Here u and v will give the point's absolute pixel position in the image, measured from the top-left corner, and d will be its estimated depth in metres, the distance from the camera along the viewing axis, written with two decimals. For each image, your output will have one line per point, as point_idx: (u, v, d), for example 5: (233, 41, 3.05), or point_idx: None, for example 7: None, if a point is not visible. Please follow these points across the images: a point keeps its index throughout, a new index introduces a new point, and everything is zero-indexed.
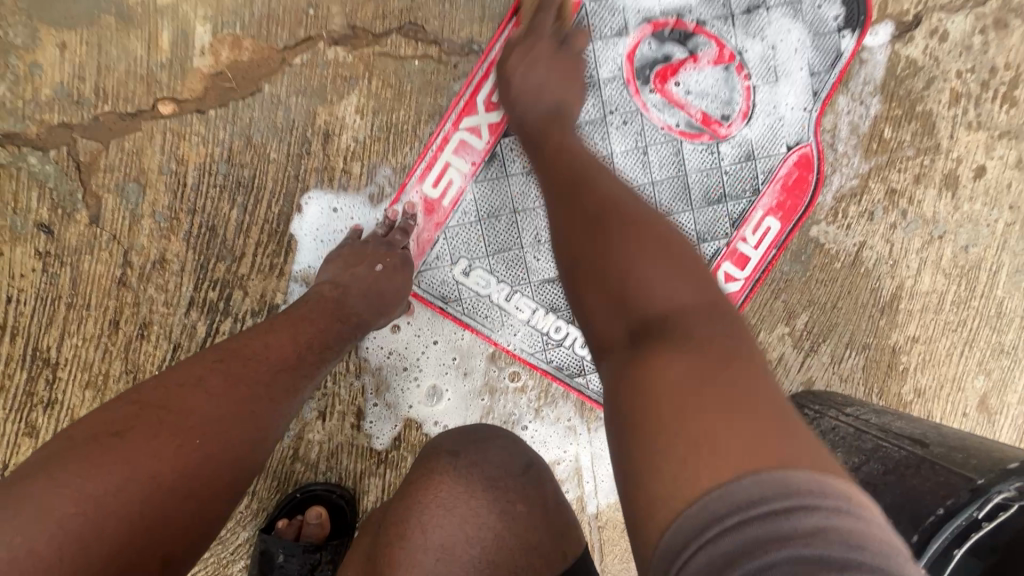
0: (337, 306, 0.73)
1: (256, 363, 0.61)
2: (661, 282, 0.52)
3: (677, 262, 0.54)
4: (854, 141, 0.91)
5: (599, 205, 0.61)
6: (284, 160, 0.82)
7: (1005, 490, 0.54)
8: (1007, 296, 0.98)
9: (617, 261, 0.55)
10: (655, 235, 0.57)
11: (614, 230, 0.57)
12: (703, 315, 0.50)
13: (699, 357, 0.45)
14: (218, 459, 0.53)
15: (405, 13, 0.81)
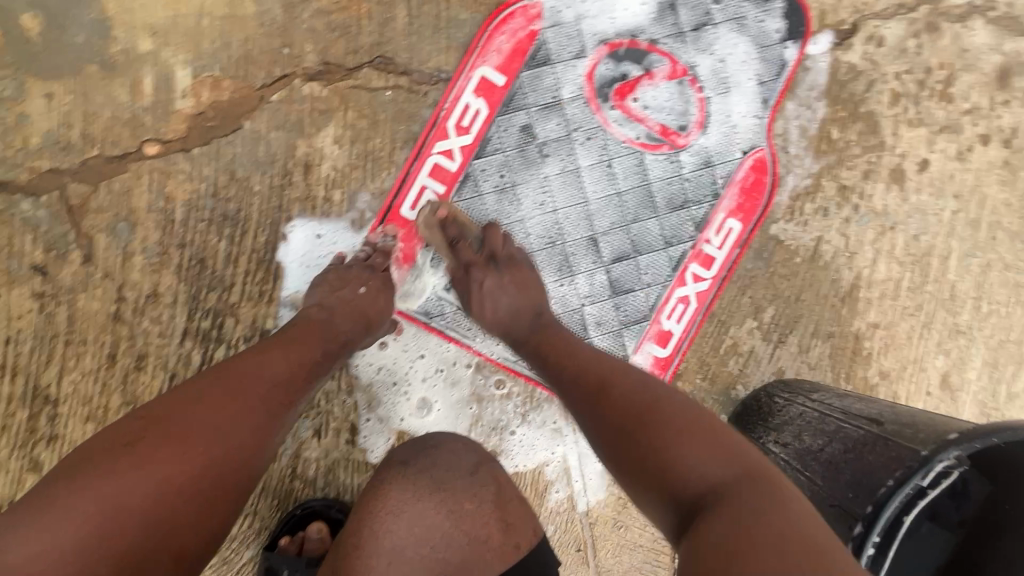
0: (325, 325, 0.76)
1: (252, 379, 0.63)
2: (703, 465, 0.57)
3: (715, 444, 0.59)
4: (804, 143, 0.97)
5: (628, 405, 0.65)
6: (267, 191, 0.86)
7: (945, 459, 0.59)
8: (959, 279, 1.04)
9: (656, 451, 0.59)
10: (695, 424, 0.61)
11: (649, 429, 0.62)
12: (742, 488, 0.54)
13: (745, 526, 0.49)
14: (219, 467, 0.56)
15: (375, 47, 0.86)
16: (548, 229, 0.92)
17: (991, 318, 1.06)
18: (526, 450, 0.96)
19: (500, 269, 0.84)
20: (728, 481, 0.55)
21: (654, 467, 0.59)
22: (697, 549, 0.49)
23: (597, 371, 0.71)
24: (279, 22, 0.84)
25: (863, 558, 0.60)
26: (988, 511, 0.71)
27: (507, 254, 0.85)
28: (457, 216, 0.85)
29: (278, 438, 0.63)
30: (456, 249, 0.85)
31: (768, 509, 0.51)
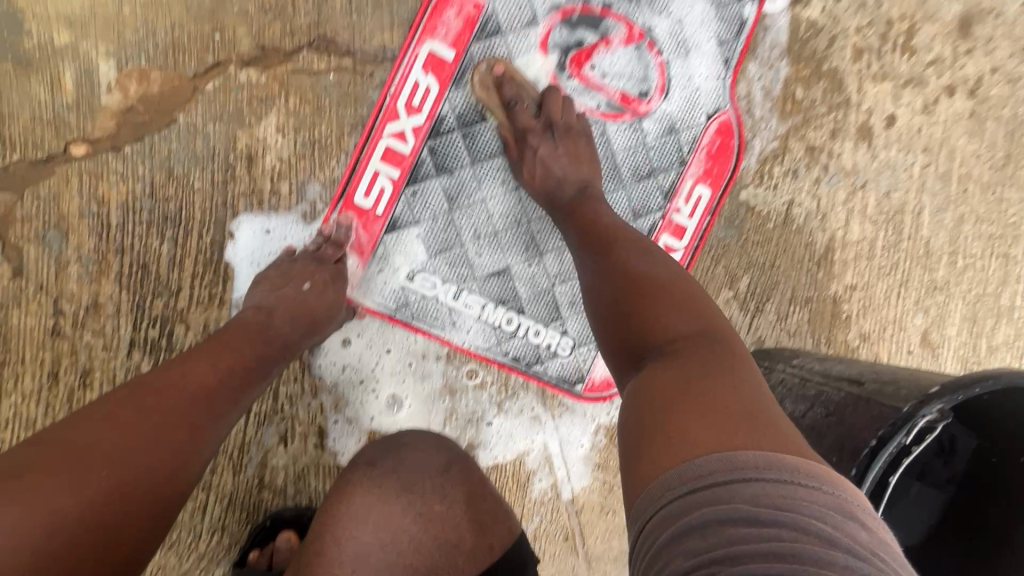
0: (261, 329, 0.71)
1: (173, 391, 0.59)
2: (676, 321, 0.60)
3: (689, 307, 0.62)
4: (769, 105, 0.95)
5: (631, 268, 0.67)
6: (209, 188, 0.81)
7: (927, 414, 0.57)
8: (932, 234, 1.03)
9: (649, 301, 0.62)
10: (681, 290, 0.64)
11: (648, 288, 0.64)
12: (702, 345, 0.58)
13: (695, 370, 0.54)
14: (129, 489, 0.52)
15: (313, 27, 0.81)
16: (511, 208, 0.88)
17: (967, 272, 1.04)
18: (505, 441, 0.93)
19: (550, 139, 0.83)
20: (698, 337, 0.58)
21: (637, 318, 0.62)
22: (647, 389, 0.54)
23: (608, 236, 0.73)
24: (206, 6, 0.79)
25: None
26: (978, 467, 0.72)
27: (564, 122, 0.84)
28: (514, 76, 0.85)
29: (207, 453, 0.59)
30: (514, 112, 0.84)
31: (727, 363, 0.55)
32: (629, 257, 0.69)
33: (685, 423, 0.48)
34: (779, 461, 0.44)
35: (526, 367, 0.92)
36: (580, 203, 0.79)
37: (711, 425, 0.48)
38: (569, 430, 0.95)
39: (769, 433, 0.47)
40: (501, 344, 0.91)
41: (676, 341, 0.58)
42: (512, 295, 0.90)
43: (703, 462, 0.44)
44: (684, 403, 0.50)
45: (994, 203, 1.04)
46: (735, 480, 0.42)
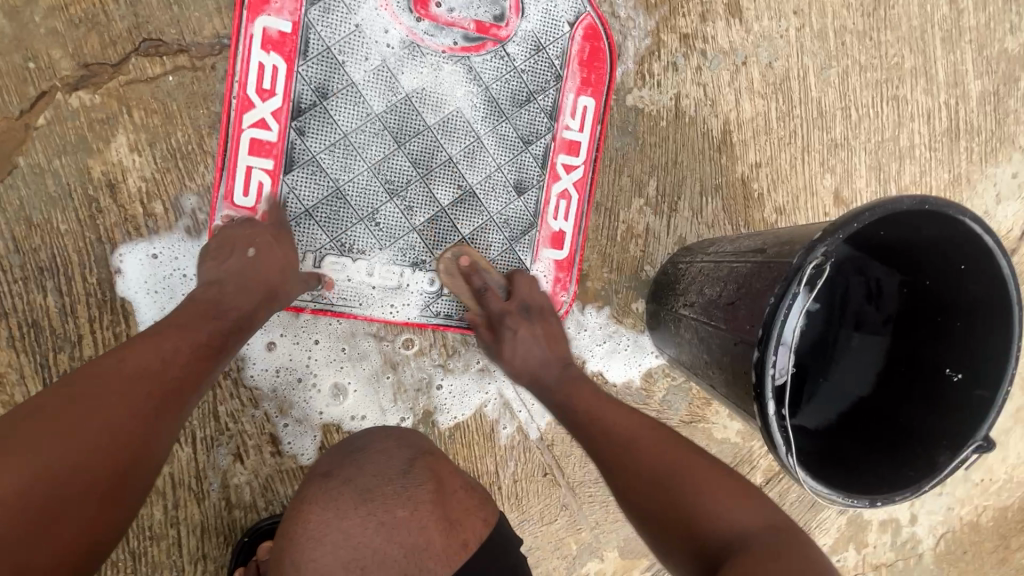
0: (209, 306, 0.68)
1: (109, 378, 0.57)
2: (725, 511, 0.59)
3: (737, 493, 0.62)
4: (632, 3, 0.93)
5: (664, 458, 0.67)
6: (78, 227, 0.77)
7: (813, 260, 0.59)
8: (822, 94, 1.04)
9: (688, 493, 0.62)
10: (714, 475, 0.64)
11: (676, 479, 0.64)
12: (770, 538, 0.56)
13: (770, 565, 0.52)
14: (62, 473, 0.50)
15: (134, 30, 0.76)
16: (401, 170, 0.86)
17: (863, 123, 1.07)
18: (459, 399, 0.93)
19: (512, 322, 0.84)
20: (761, 527, 0.58)
21: (682, 519, 0.61)
22: None
23: (620, 433, 0.71)
24: (9, 35, 0.73)
25: (766, 382, 0.60)
26: (904, 303, 0.80)
27: (535, 303, 0.87)
28: (478, 265, 0.87)
29: (160, 442, 0.58)
30: (484, 297, 0.86)
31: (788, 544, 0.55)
32: (650, 446, 0.68)
33: None
34: None
35: (461, 321, 0.92)
36: (569, 382, 0.80)
37: None
38: None
39: None
40: (430, 307, 0.90)
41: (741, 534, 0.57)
42: (427, 255, 0.89)
43: None
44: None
45: (874, 49, 1.06)
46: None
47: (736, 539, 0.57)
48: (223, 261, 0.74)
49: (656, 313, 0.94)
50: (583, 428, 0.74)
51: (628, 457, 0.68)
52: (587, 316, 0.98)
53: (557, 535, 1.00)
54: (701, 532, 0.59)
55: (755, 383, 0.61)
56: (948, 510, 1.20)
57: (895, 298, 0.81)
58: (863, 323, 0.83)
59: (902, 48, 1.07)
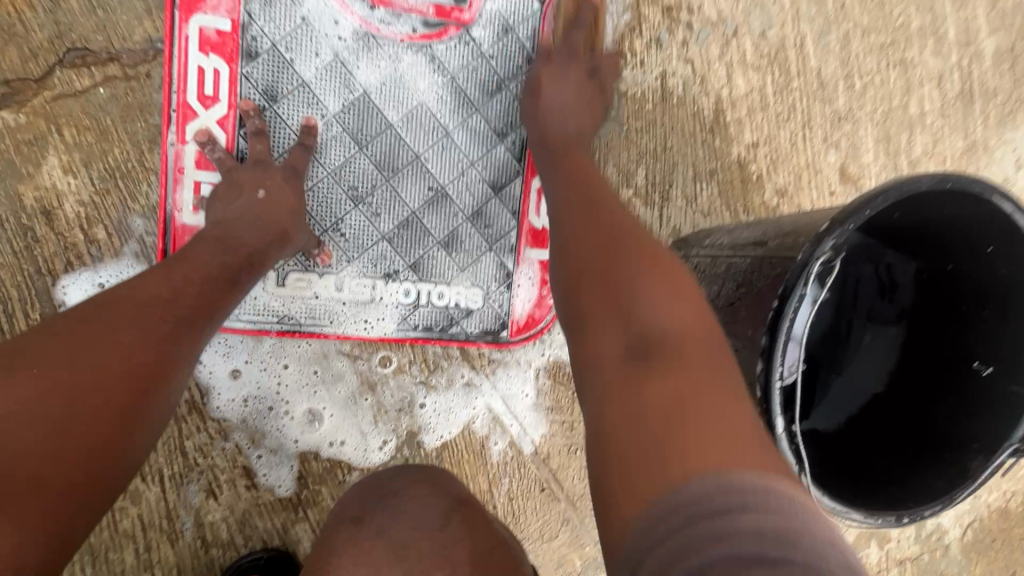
0: (218, 241, 0.65)
1: (124, 303, 0.54)
2: (666, 301, 0.51)
3: (685, 288, 0.53)
4: None
5: (626, 236, 0.58)
6: (15, 259, 0.70)
7: (821, 255, 0.52)
8: (822, 63, 0.96)
9: (628, 272, 0.54)
10: (667, 266, 0.55)
11: (621, 250, 0.56)
12: (705, 349, 0.48)
13: (694, 378, 0.45)
14: (72, 388, 0.47)
15: (56, 40, 0.69)
16: (365, 174, 0.79)
17: (868, 92, 0.98)
18: (445, 417, 0.87)
19: (568, 78, 0.78)
20: (700, 334, 0.50)
21: (619, 304, 0.52)
22: (633, 396, 0.46)
23: (598, 197, 0.65)
24: None
25: (773, 395, 0.53)
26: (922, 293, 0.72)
27: (599, 73, 0.81)
28: (583, 8, 0.80)
29: (176, 371, 0.55)
30: (568, 37, 0.79)
31: (724, 366, 0.47)
32: (615, 223, 0.61)
33: (675, 437, 0.41)
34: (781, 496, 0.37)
35: (442, 333, 0.85)
36: (563, 152, 0.74)
37: (711, 436, 0.40)
38: (508, 384, 0.89)
39: (762, 454, 0.41)
40: (407, 319, 0.83)
41: (674, 331, 0.49)
42: (400, 264, 0.82)
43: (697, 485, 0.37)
44: (667, 404, 0.43)
45: (877, 10, 0.97)
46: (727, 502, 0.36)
47: (665, 336, 0.49)
48: (230, 202, 0.70)
49: None
50: (563, 175, 0.71)
51: (591, 218, 0.62)
52: None
53: (560, 551, 0.94)
54: (628, 313, 0.51)
55: (759, 397, 0.54)
56: (976, 499, 1.13)
57: (911, 289, 0.73)
58: (876, 316, 0.74)
59: (908, 7, 0.98)
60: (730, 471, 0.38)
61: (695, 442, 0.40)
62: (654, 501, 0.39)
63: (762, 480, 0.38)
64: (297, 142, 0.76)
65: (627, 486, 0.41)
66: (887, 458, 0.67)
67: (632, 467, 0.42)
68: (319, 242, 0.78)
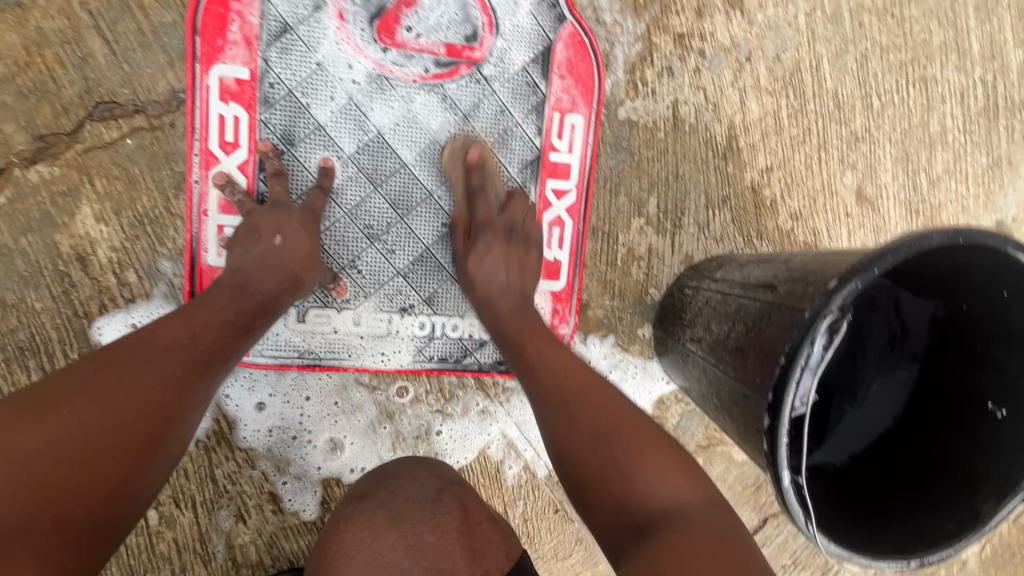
0: (237, 289, 0.63)
1: (144, 347, 0.53)
2: (661, 481, 0.57)
3: (673, 463, 0.59)
4: (618, 6, 0.85)
5: (607, 410, 0.63)
6: (53, 303, 0.74)
7: (828, 314, 0.52)
8: (839, 83, 0.94)
9: (622, 453, 0.59)
10: (652, 438, 0.61)
11: (615, 437, 0.60)
12: (702, 516, 0.55)
13: (704, 547, 0.51)
14: (96, 429, 0.46)
15: (86, 95, 0.72)
16: (380, 213, 0.81)
17: (886, 111, 0.96)
18: (461, 443, 0.89)
19: (494, 241, 0.77)
20: (695, 511, 0.55)
21: (616, 485, 0.57)
22: (653, 563, 0.50)
23: (577, 376, 0.67)
24: None
25: (780, 450, 0.53)
26: (936, 337, 0.72)
27: (523, 228, 0.80)
28: (485, 165, 0.79)
29: (191, 415, 0.53)
30: (473, 201, 0.79)
31: (720, 528, 0.54)
32: (605, 408, 0.63)
33: None
34: None
35: (457, 364, 0.87)
36: (523, 314, 0.75)
37: None
38: (522, 410, 0.91)
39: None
40: (423, 351, 0.86)
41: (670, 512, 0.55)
42: (415, 299, 0.84)
43: None
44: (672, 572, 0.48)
45: (896, 28, 0.95)
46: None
47: (663, 519, 0.54)
48: (249, 250, 0.68)
49: (664, 340, 0.87)
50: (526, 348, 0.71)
51: (575, 407, 0.64)
52: (591, 347, 0.91)
53: (574, 570, 0.96)
54: (633, 504, 0.56)
55: (768, 450, 0.54)
56: None
57: (925, 332, 0.73)
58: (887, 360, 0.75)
59: (928, 23, 0.95)
60: None
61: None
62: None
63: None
64: (315, 183, 0.77)
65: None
66: (897, 496, 0.67)
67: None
68: (335, 277, 0.81)
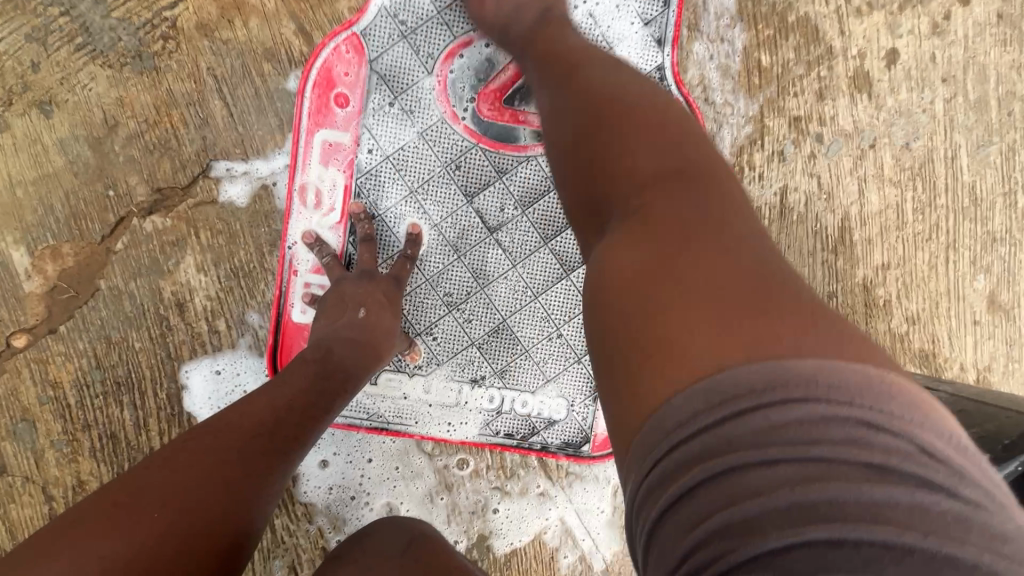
0: (318, 364, 0.63)
1: (231, 432, 0.52)
2: (641, 160, 0.47)
3: (663, 135, 0.49)
4: (730, 85, 0.80)
5: (603, 91, 0.54)
6: (150, 344, 0.78)
7: None
8: (978, 177, 0.83)
9: (622, 129, 0.50)
10: (644, 116, 0.51)
11: (604, 114, 0.52)
12: (687, 185, 0.45)
13: (678, 242, 0.40)
14: (184, 531, 0.45)
15: (202, 153, 0.76)
16: (460, 282, 0.80)
17: None
18: (517, 524, 0.85)
19: None
20: (673, 171, 0.46)
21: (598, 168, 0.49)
22: (610, 274, 0.42)
23: (572, 60, 0.61)
24: (92, 164, 0.75)
25: None
26: None
27: None
28: None
29: (271, 505, 0.51)
30: None
31: (729, 213, 0.43)
32: (581, 83, 0.57)
33: (661, 332, 0.36)
34: (800, 373, 0.31)
35: (522, 442, 0.84)
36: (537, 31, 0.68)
37: (706, 326, 0.35)
38: (583, 498, 0.86)
39: (821, 325, 0.35)
40: (489, 425, 0.83)
41: (646, 178, 0.46)
42: (487, 372, 0.82)
43: (697, 395, 0.32)
44: (638, 280, 0.39)
45: None
46: (760, 405, 0.31)
47: (636, 188, 0.46)
48: (333, 320, 0.70)
49: None
50: (538, 63, 0.64)
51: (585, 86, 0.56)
52: None
53: None
54: (609, 191, 0.48)
55: None
56: None
57: None
58: None
59: None
60: (746, 362, 0.32)
61: (697, 319, 0.35)
62: (650, 414, 0.34)
63: (769, 368, 0.31)
64: (402, 250, 0.78)
65: (622, 383, 0.37)
66: None
67: (638, 371, 0.36)
68: (410, 343, 0.80)
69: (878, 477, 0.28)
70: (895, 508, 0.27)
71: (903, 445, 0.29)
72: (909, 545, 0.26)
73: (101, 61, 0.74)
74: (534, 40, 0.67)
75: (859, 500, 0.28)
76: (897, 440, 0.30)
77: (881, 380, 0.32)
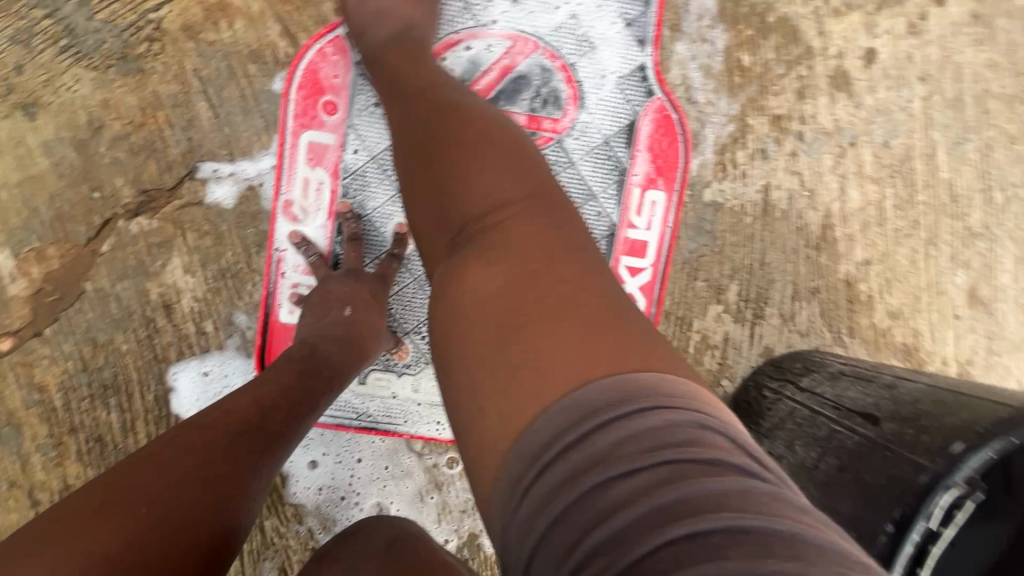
0: (304, 362, 0.63)
1: (215, 429, 0.52)
2: (485, 187, 0.50)
3: (496, 157, 0.52)
4: (712, 84, 0.81)
5: (450, 117, 0.56)
6: (137, 347, 0.78)
7: (953, 487, 0.46)
8: (956, 174, 0.85)
9: (462, 156, 0.52)
10: (475, 139, 0.53)
11: (440, 146, 0.53)
12: (531, 208, 0.49)
13: (521, 267, 0.44)
14: (171, 527, 0.45)
15: (188, 154, 0.76)
16: None
17: (1011, 206, 0.86)
18: None
19: None
20: (515, 197, 0.49)
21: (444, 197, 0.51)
22: (462, 308, 0.45)
23: (427, 80, 0.63)
24: (77, 166, 0.75)
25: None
26: None
27: None
28: None
29: (258, 501, 0.51)
30: None
31: (558, 231, 0.48)
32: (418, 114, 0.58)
33: (510, 361, 0.40)
34: (616, 385, 0.36)
35: None
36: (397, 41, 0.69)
37: (540, 351, 0.40)
38: None
39: (630, 335, 0.41)
40: None
41: (499, 205, 0.49)
42: None
43: (540, 429, 0.36)
44: (483, 317, 0.43)
45: None
46: (615, 416, 0.35)
47: (486, 211, 0.49)
48: (320, 318, 0.70)
49: None
50: (392, 84, 0.65)
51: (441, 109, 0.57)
52: None
53: None
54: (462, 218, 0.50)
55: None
56: None
57: None
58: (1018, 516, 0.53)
59: None
60: (589, 381, 0.37)
61: (534, 346, 0.40)
62: (516, 443, 0.37)
63: (613, 386, 0.36)
64: (389, 249, 0.78)
65: (483, 417, 0.40)
66: None
67: (495, 405, 0.39)
68: (398, 341, 0.80)
69: (719, 491, 0.31)
70: (730, 495, 0.30)
71: (723, 440, 0.35)
72: (751, 526, 0.29)
73: (85, 63, 0.74)
74: (387, 59, 0.68)
75: (720, 527, 0.28)
76: (715, 438, 0.35)
77: (672, 386, 0.37)
